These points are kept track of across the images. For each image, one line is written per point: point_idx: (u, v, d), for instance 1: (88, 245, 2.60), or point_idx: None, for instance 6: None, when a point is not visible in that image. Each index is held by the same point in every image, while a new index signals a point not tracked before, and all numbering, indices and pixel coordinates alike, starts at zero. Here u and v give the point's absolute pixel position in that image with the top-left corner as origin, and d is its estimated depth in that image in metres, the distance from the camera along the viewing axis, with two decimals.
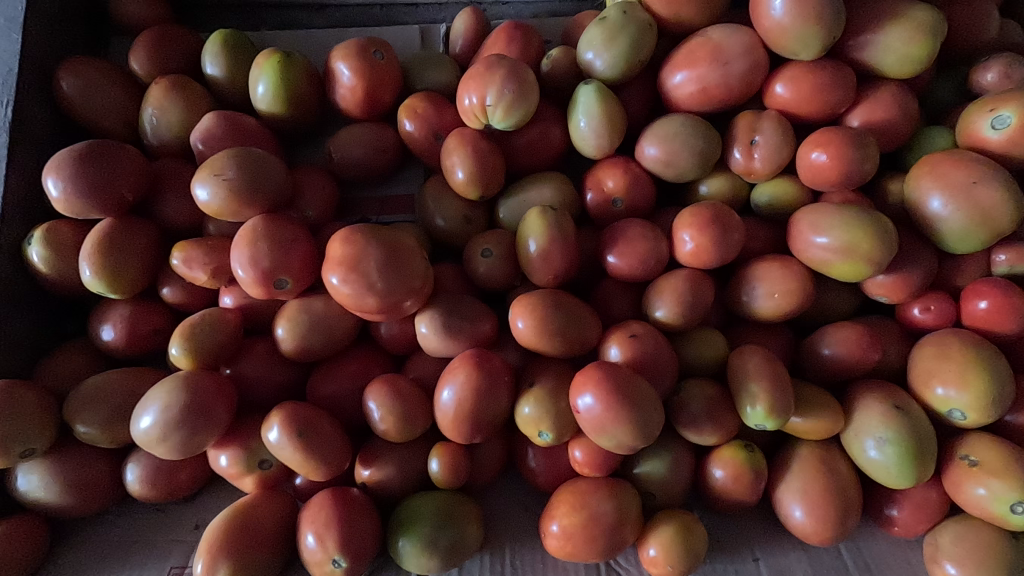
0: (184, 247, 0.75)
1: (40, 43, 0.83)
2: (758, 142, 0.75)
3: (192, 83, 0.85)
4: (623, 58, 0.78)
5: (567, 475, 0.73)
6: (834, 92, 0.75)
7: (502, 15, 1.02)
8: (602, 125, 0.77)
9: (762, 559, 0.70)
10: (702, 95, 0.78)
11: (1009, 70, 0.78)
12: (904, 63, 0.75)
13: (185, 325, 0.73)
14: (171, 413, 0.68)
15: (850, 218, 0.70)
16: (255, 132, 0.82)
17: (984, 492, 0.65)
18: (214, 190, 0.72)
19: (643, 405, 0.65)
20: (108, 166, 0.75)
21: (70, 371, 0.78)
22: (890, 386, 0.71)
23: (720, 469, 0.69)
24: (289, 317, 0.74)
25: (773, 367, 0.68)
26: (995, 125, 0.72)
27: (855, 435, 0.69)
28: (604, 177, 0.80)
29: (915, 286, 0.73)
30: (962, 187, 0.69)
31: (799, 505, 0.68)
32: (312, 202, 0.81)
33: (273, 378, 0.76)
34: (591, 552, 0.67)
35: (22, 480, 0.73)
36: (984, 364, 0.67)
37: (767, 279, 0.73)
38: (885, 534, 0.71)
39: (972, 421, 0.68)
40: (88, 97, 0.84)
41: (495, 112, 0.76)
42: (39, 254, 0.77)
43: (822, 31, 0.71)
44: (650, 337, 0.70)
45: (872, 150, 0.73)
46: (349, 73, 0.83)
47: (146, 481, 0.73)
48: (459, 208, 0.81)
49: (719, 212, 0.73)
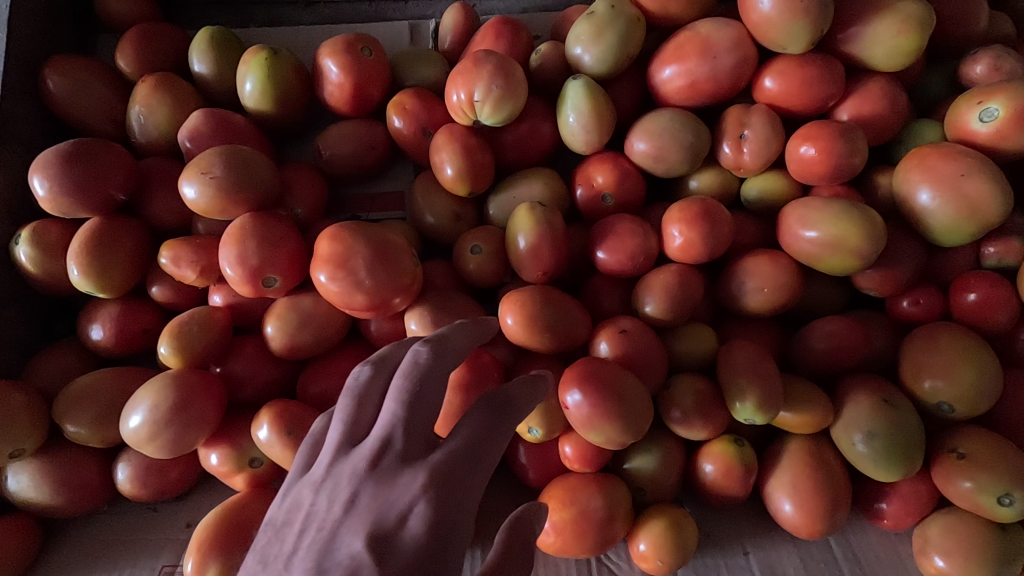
0: (172, 245, 0.75)
1: (25, 41, 0.83)
2: (747, 136, 0.75)
3: (179, 81, 0.85)
4: (612, 54, 0.78)
5: (557, 470, 0.73)
6: (823, 86, 0.75)
7: (492, 11, 1.01)
8: (590, 120, 0.77)
9: (752, 553, 0.70)
10: (690, 89, 0.77)
11: (998, 62, 0.78)
12: (893, 56, 0.74)
13: (173, 325, 0.73)
14: (160, 411, 0.68)
15: (838, 213, 0.70)
16: (243, 129, 0.81)
17: (970, 485, 0.65)
18: (201, 188, 0.72)
19: (632, 402, 0.65)
20: (95, 165, 0.75)
21: (59, 370, 0.78)
22: (879, 379, 0.71)
23: (709, 464, 0.70)
24: (278, 316, 0.74)
25: (762, 362, 0.68)
26: (983, 118, 0.72)
27: (843, 428, 0.69)
28: (593, 173, 0.79)
29: (903, 280, 0.73)
30: (950, 180, 0.69)
31: (788, 498, 0.68)
32: (301, 199, 0.81)
33: (262, 376, 0.76)
34: (581, 547, 0.67)
35: (12, 480, 0.73)
36: (971, 357, 0.68)
37: (756, 273, 0.73)
38: (874, 527, 0.72)
39: (960, 413, 0.68)
40: (75, 95, 0.84)
41: (483, 109, 0.76)
42: (27, 254, 0.77)
43: (810, 24, 0.71)
44: (639, 333, 0.70)
45: (860, 143, 0.73)
46: (337, 69, 0.83)
47: (136, 480, 0.73)
48: (448, 205, 0.81)
49: (708, 206, 0.73)
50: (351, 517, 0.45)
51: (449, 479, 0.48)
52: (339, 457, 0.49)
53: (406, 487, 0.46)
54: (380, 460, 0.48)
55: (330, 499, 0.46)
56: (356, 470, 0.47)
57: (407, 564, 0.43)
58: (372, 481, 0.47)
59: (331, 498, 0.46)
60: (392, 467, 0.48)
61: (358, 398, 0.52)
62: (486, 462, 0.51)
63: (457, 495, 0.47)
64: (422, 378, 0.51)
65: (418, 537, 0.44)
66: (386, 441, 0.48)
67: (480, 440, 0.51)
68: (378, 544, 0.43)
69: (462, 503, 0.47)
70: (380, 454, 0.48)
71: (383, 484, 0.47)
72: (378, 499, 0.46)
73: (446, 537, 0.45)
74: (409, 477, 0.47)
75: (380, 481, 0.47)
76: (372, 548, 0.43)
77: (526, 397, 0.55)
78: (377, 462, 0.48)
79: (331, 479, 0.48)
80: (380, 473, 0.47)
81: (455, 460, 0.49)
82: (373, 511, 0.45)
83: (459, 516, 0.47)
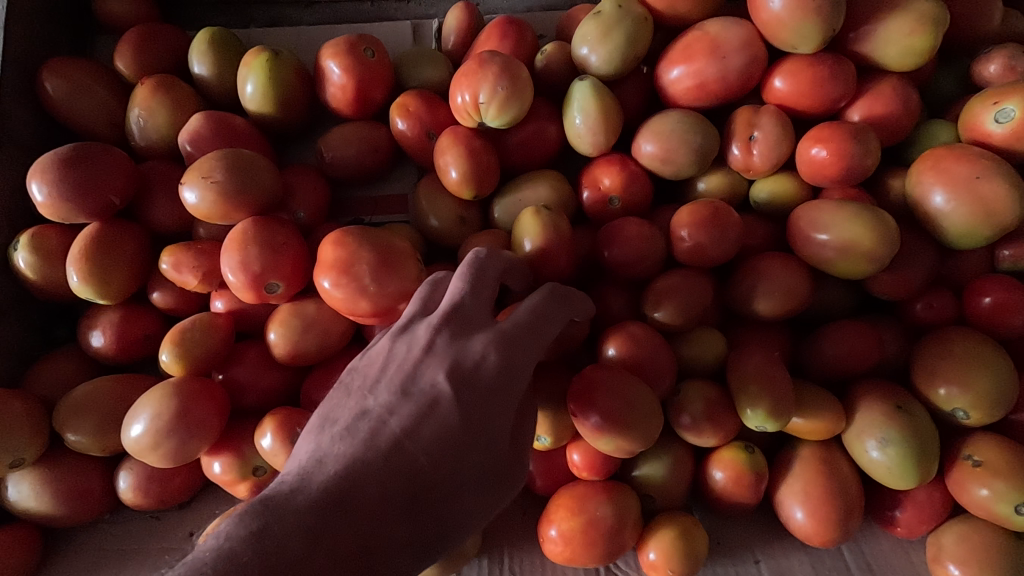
0: (173, 251, 0.74)
1: (23, 43, 0.82)
2: (757, 137, 0.74)
3: (179, 83, 0.83)
4: (620, 54, 0.77)
5: (565, 477, 0.72)
6: (834, 86, 0.73)
7: (494, 9, 1.00)
8: (597, 121, 0.76)
9: (763, 561, 0.69)
10: (699, 89, 0.76)
11: (1012, 61, 0.76)
12: (906, 56, 0.73)
13: (176, 331, 0.72)
14: (162, 420, 0.67)
15: (850, 215, 0.68)
16: (244, 132, 0.80)
17: (987, 493, 0.64)
18: (202, 193, 0.71)
19: (642, 410, 0.64)
20: (93, 169, 0.73)
21: (58, 378, 0.77)
22: (891, 385, 0.70)
23: (720, 471, 0.69)
24: (281, 322, 0.72)
25: (773, 367, 0.67)
26: (998, 119, 0.71)
27: (856, 435, 0.68)
28: (601, 175, 0.78)
29: (916, 284, 0.72)
30: (965, 182, 0.68)
31: (800, 506, 0.67)
32: (303, 203, 0.79)
33: (263, 384, 0.75)
34: (590, 556, 0.66)
35: (13, 490, 0.72)
36: (986, 364, 0.66)
37: (767, 277, 0.71)
38: (887, 534, 0.71)
39: (975, 420, 0.67)
40: (73, 98, 0.83)
41: (488, 110, 0.75)
42: (25, 260, 0.76)
43: (821, 23, 0.70)
44: (648, 338, 0.69)
45: (872, 145, 0.72)
46: (339, 71, 0.81)
47: (138, 489, 0.72)
48: (453, 208, 0.80)
49: (718, 209, 0.71)
50: (427, 358, 0.55)
51: (515, 338, 0.56)
52: (416, 321, 0.58)
53: (477, 342, 0.55)
54: (453, 320, 0.56)
55: (410, 348, 0.56)
56: (431, 325, 0.57)
57: (475, 400, 0.53)
58: (447, 336, 0.56)
59: (410, 347, 0.56)
60: (464, 327, 0.56)
61: (434, 284, 0.61)
62: (546, 334, 0.58)
63: (521, 352, 0.56)
64: (481, 266, 0.60)
65: (484, 382, 0.54)
66: (457, 308, 0.57)
67: (543, 313, 0.59)
68: (453, 380, 0.53)
69: (522, 358, 0.56)
70: (452, 316, 0.57)
71: (456, 339, 0.55)
72: (453, 348, 0.55)
73: (509, 380, 0.54)
74: (478, 335, 0.56)
75: (454, 336, 0.56)
76: (447, 384, 0.53)
77: (581, 302, 0.65)
78: (450, 321, 0.56)
79: (409, 333, 0.57)
80: (454, 331, 0.56)
81: (518, 325, 0.57)
82: (448, 357, 0.54)
83: (520, 367, 0.55)
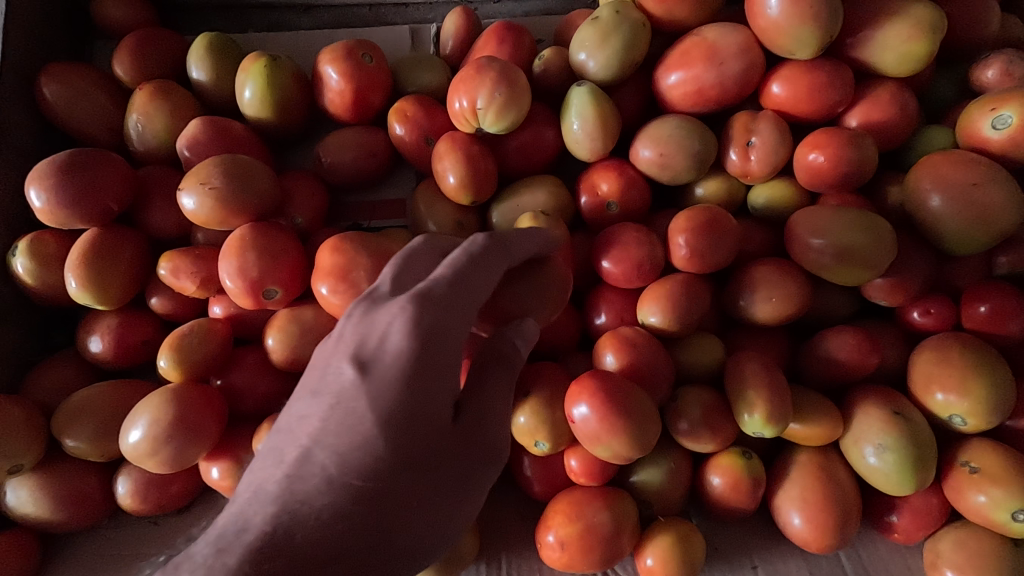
0: (171, 256, 0.74)
1: (21, 48, 0.82)
2: (754, 143, 0.74)
3: (177, 88, 0.83)
4: (618, 59, 0.77)
5: (562, 483, 0.72)
6: (832, 92, 0.73)
7: (493, 14, 1.00)
8: (594, 127, 0.76)
9: (760, 566, 0.69)
10: (697, 95, 0.76)
11: (1009, 67, 0.76)
12: (903, 61, 0.73)
13: (173, 337, 0.72)
14: (160, 427, 0.67)
15: (848, 222, 0.69)
16: (243, 138, 0.80)
17: (984, 499, 0.64)
18: (201, 199, 0.71)
19: (640, 416, 0.64)
20: (91, 175, 0.74)
21: (57, 385, 0.77)
22: (889, 391, 0.70)
23: (717, 477, 0.69)
24: (278, 328, 0.72)
25: (771, 375, 0.67)
26: (996, 125, 0.71)
27: (854, 441, 0.68)
28: (599, 181, 0.78)
29: (914, 290, 0.72)
30: (962, 189, 0.68)
31: (798, 512, 0.67)
32: (301, 208, 0.80)
33: (262, 389, 0.75)
34: (587, 562, 0.66)
35: (11, 495, 0.72)
36: (984, 372, 0.66)
37: (764, 283, 0.71)
38: (885, 540, 0.71)
39: (972, 427, 0.67)
40: (71, 103, 0.83)
41: (485, 116, 0.75)
42: (24, 266, 0.76)
43: (818, 29, 0.70)
44: (646, 345, 0.69)
45: (869, 151, 0.72)
46: (337, 76, 0.81)
47: (136, 495, 0.72)
48: (450, 213, 0.80)
49: (715, 215, 0.71)
50: (339, 347, 0.52)
51: (435, 298, 0.51)
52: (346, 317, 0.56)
53: (388, 312, 0.51)
54: (367, 302, 0.53)
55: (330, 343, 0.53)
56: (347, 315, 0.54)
57: (392, 371, 0.49)
58: (358, 320, 0.52)
59: (330, 343, 0.53)
60: (376, 306, 0.53)
61: None
62: (475, 288, 0.54)
63: (442, 310, 0.51)
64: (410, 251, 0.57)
65: (396, 352, 0.49)
66: (372, 291, 0.54)
67: (467, 267, 0.54)
68: (360, 364, 0.50)
69: (443, 317, 0.51)
70: (367, 299, 0.54)
71: (366, 318, 0.52)
72: (362, 329, 0.51)
73: (433, 343, 0.50)
74: (391, 305, 0.51)
75: (366, 316, 0.52)
76: (355, 368, 0.49)
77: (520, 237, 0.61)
78: (365, 305, 0.53)
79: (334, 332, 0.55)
80: (368, 313, 0.52)
81: (439, 285, 0.52)
82: (357, 340, 0.51)
83: (442, 327, 0.50)
